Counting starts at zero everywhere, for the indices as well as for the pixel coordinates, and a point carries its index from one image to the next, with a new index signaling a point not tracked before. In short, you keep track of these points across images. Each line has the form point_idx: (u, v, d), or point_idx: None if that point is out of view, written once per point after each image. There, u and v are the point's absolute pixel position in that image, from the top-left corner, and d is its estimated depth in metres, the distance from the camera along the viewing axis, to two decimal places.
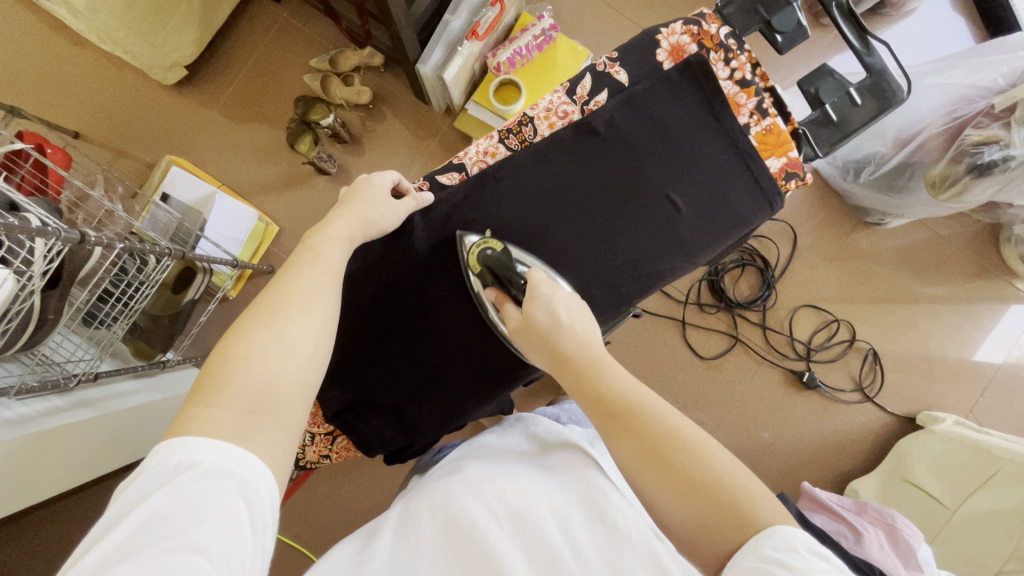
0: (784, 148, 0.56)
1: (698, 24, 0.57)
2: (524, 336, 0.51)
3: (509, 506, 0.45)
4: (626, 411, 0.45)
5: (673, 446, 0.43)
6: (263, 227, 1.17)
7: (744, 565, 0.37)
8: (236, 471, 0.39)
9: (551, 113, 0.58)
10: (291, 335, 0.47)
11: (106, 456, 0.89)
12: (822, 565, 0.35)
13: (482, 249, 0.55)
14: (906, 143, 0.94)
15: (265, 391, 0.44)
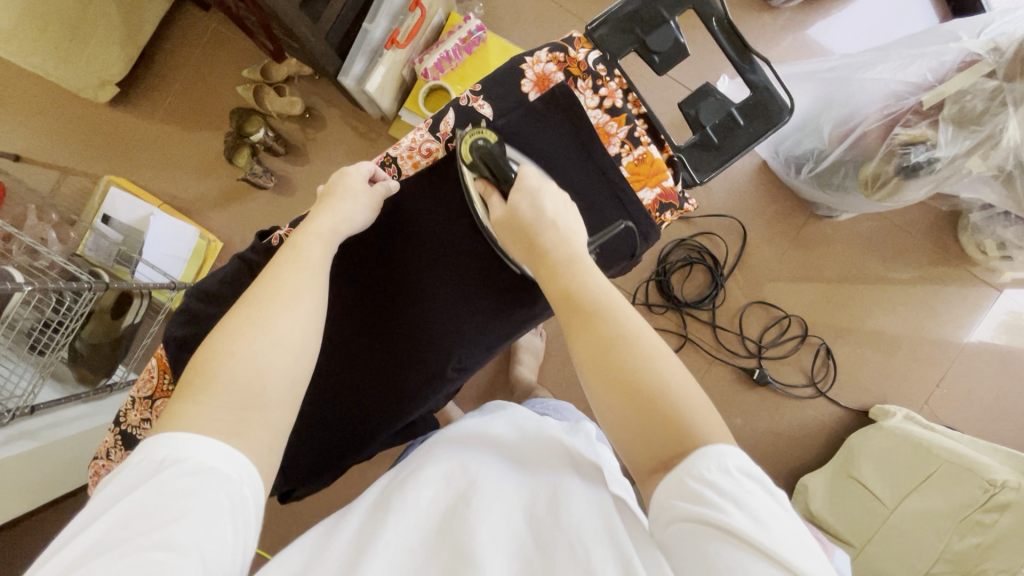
0: (658, 178, 0.55)
1: (563, 51, 0.55)
2: (507, 227, 0.50)
3: (481, 492, 0.47)
4: (609, 352, 0.42)
5: (656, 389, 0.41)
6: (205, 244, 1.16)
7: (677, 488, 0.37)
8: (217, 467, 0.38)
9: (415, 151, 0.61)
10: (275, 339, 0.45)
11: (47, 484, 0.92)
12: (751, 485, 0.36)
13: (475, 140, 0.54)
14: (843, 139, 0.90)
15: (253, 390, 0.43)
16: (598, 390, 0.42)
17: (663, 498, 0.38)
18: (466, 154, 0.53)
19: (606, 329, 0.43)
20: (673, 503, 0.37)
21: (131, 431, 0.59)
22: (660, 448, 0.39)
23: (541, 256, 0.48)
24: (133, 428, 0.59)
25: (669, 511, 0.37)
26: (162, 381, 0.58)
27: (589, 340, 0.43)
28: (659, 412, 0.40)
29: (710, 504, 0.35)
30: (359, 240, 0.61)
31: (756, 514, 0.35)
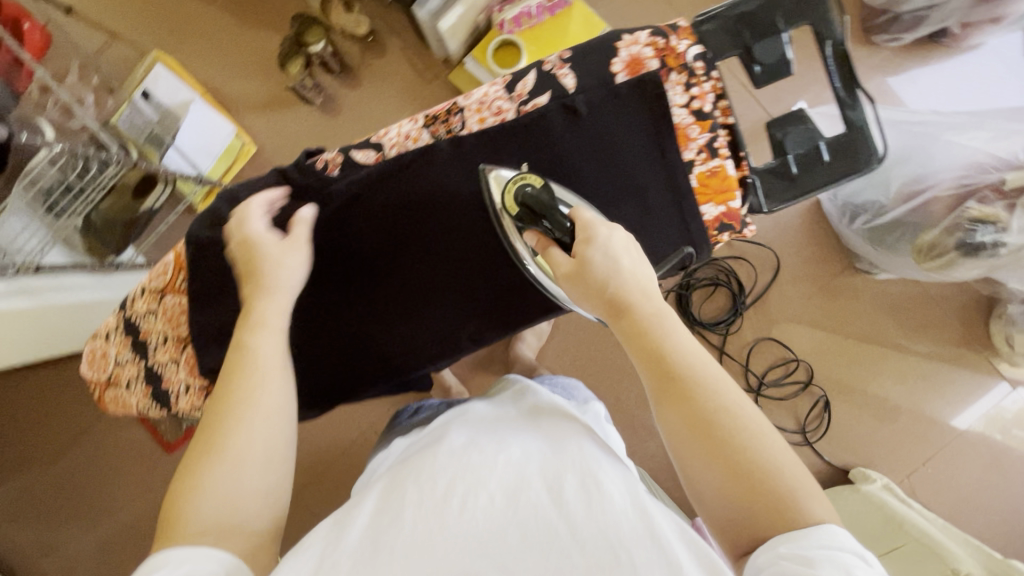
0: (725, 196, 0.52)
1: (664, 38, 0.51)
2: (578, 285, 0.46)
3: (507, 483, 0.46)
4: (689, 395, 0.43)
5: (761, 469, 0.41)
6: (239, 144, 1.14)
7: (780, 549, 0.38)
8: (200, 561, 0.39)
9: (484, 106, 0.54)
10: (237, 461, 0.45)
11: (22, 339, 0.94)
12: (856, 559, 0.37)
13: (520, 185, 0.50)
14: (909, 199, 0.87)
15: (228, 515, 0.43)
16: (676, 438, 0.43)
17: (762, 558, 0.38)
18: (511, 207, 0.50)
19: (688, 379, 0.44)
20: (775, 561, 0.37)
21: (134, 320, 0.58)
22: (746, 488, 0.41)
23: (623, 307, 0.45)
24: (136, 319, 0.58)
25: (768, 570, 0.37)
26: (174, 281, 0.57)
27: (683, 408, 0.43)
28: (753, 484, 0.41)
29: (813, 566, 0.36)
30: (397, 172, 0.55)
31: None
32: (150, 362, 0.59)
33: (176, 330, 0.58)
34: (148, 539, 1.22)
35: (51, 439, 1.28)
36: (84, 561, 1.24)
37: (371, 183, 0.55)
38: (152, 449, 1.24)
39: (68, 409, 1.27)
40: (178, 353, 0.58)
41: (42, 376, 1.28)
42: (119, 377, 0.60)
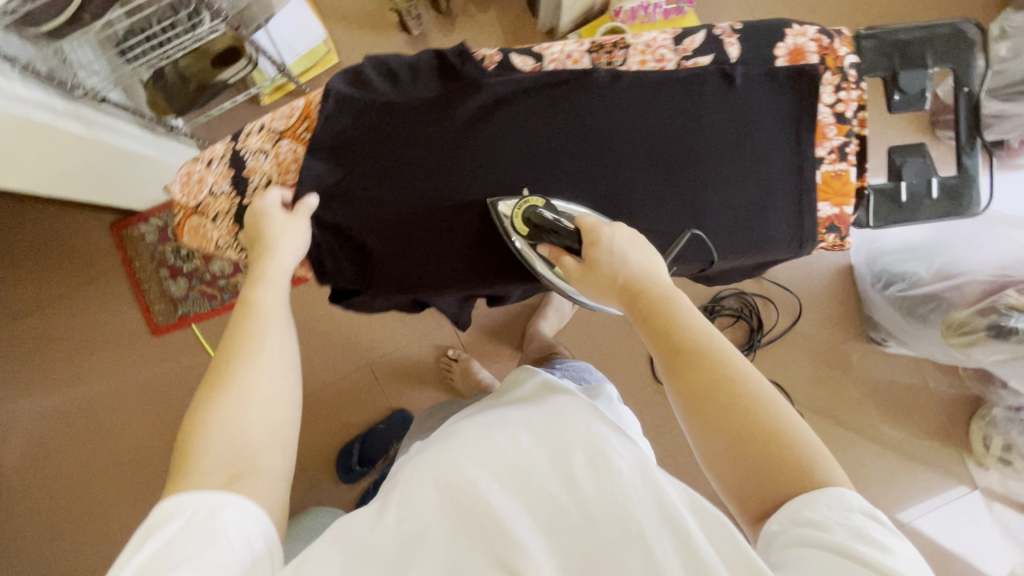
0: (843, 200, 0.55)
1: (830, 39, 0.54)
2: (590, 282, 0.50)
3: (511, 461, 0.42)
4: (713, 388, 0.42)
5: (768, 430, 0.40)
6: (325, 51, 1.13)
7: (792, 516, 0.37)
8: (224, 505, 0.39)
9: (648, 50, 0.55)
10: (246, 397, 0.44)
11: (60, 173, 0.88)
12: (871, 523, 0.36)
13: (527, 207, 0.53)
14: (945, 279, 0.93)
15: (240, 451, 0.42)
16: (704, 433, 0.42)
17: (775, 528, 0.37)
18: (522, 229, 0.52)
19: (709, 368, 0.42)
20: (784, 528, 0.37)
21: (243, 154, 0.56)
22: (774, 469, 0.39)
23: (635, 292, 0.47)
24: (245, 153, 0.56)
25: (783, 536, 0.36)
26: (299, 126, 0.55)
27: (692, 381, 0.42)
28: (775, 454, 0.40)
29: (822, 528, 0.35)
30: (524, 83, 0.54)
31: (876, 541, 0.35)
32: (245, 203, 0.56)
33: (283, 177, 0.56)
34: (106, 414, 1.16)
35: (21, 290, 1.18)
36: (25, 421, 1.16)
37: (515, 91, 0.54)
38: (132, 327, 1.18)
39: (45, 259, 1.18)
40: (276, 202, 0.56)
41: (28, 223, 1.18)
42: (204, 209, 0.57)
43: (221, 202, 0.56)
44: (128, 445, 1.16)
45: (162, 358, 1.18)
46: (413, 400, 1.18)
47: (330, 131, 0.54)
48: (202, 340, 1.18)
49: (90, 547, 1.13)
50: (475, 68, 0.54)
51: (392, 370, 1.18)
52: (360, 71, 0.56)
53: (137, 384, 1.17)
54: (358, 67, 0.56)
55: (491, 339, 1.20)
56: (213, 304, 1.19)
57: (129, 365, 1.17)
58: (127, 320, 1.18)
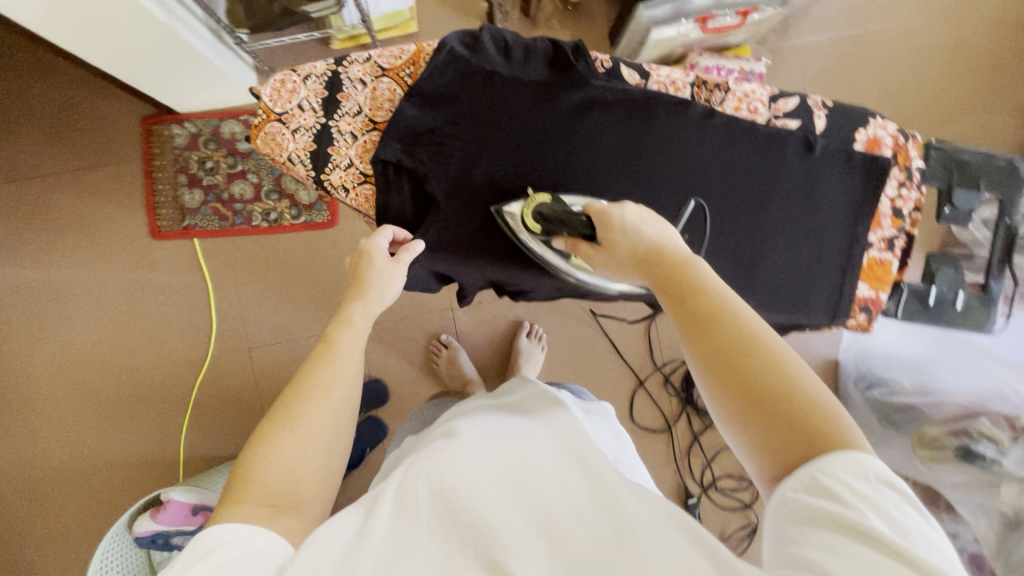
0: (880, 286, 0.62)
1: (905, 139, 0.61)
2: (608, 251, 0.52)
3: (516, 473, 0.44)
4: (734, 343, 0.41)
5: (783, 393, 0.39)
6: (407, 17, 1.13)
7: (804, 483, 0.36)
8: (255, 547, 0.39)
9: (745, 99, 0.60)
10: (306, 436, 0.46)
11: (116, 45, 0.86)
12: (890, 495, 0.35)
13: (534, 207, 0.56)
14: (925, 394, 0.98)
15: (287, 485, 0.44)
16: (719, 390, 0.41)
17: (786, 493, 0.37)
18: (533, 226, 0.56)
19: (732, 323, 0.42)
20: (795, 497, 0.36)
21: (343, 79, 0.59)
22: (796, 431, 0.38)
23: (650, 257, 0.48)
24: (345, 80, 0.59)
25: (802, 507, 0.35)
26: (404, 69, 0.59)
27: (710, 341, 0.42)
28: (794, 416, 0.38)
29: (843, 503, 0.34)
30: (623, 100, 0.59)
31: (896, 517, 0.33)
32: (330, 123, 0.59)
33: (374, 111, 0.59)
34: (86, 302, 1.15)
35: (25, 155, 1.13)
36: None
37: (619, 100, 0.59)
38: (134, 224, 1.15)
39: (60, 130, 1.13)
40: (360, 131, 0.59)
41: (55, 90, 1.13)
42: (287, 118, 0.58)
43: (307, 116, 0.59)
44: (103, 339, 1.16)
45: (156, 264, 1.16)
46: (392, 372, 1.18)
47: (434, 82, 0.58)
48: (200, 257, 1.16)
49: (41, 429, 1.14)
50: (587, 68, 0.59)
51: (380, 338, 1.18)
52: (478, 36, 0.59)
53: (124, 282, 1.16)
54: (476, 31, 0.59)
55: (484, 336, 1.20)
56: (221, 224, 1.16)
57: (122, 261, 1.15)
58: (131, 217, 1.15)
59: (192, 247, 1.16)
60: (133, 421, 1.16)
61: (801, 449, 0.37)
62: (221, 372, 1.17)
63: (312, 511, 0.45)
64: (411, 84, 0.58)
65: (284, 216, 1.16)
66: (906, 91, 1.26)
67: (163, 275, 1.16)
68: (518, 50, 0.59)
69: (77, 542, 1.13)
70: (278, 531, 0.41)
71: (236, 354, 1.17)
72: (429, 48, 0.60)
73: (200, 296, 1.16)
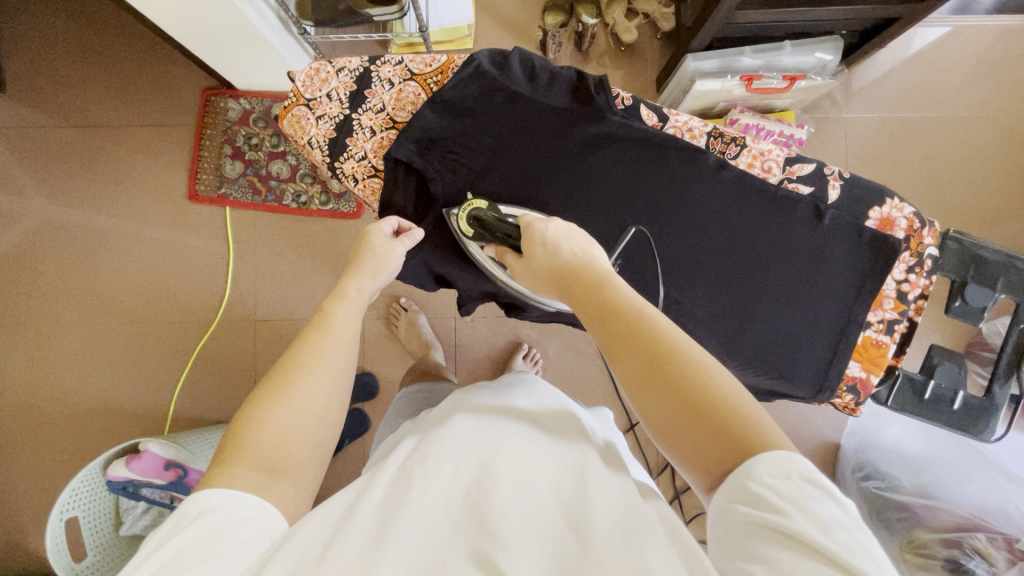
0: (871, 367, 0.60)
1: (921, 224, 0.59)
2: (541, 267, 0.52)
3: (503, 461, 0.44)
4: (656, 358, 0.42)
5: (704, 400, 0.40)
6: (464, 34, 1.18)
7: (737, 491, 0.36)
8: (251, 516, 0.39)
9: (759, 158, 0.60)
10: (301, 402, 0.46)
11: (191, 20, 0.93)
12: (812, 492, 0.35)
13: (469, 213, 0.59)
14: (923, 497, 0.93)
15: (280, 450, 0.44)
16: (648, 406, 0.42)
17: (724, 504, 0.37)
18: (468, 229, 0.59)
19: (655, 336, 0.43)
20: (733, 508, 0.36)
21: (372, 77, 0.61)
22: (721, 439, 0.38)
23: (577, 272, 0.50)
24: (374, 78, 0.61)
25: (743, 518, 0.35)
26: (431, 77, 0.61)
27: (634, 356, 0.43)
28: (717, 423, 0.39)
29: (777, 509, 0.34)
30: (637, 139, 0.60)
31: (821, 516, 0.34)
32: (353, 117, 0.62)
33: (397, 111, 0.62)
34: (116, 250, 1.22)
35: (92, 105, 1.22)
36: (41, 222, 1.21)
37: (633, 138, 0.60)
38: (175, 185, 1.22)
39: (127, 88, 1.21)
40: (380, 128, 0.62)
41: (131, 51, 1.22)
42: (314, 104, 0.61)
43: (332, 106, 0.62)
44: (123, 286, 1.21)
45: (187, 226, 1.21)
46: (385, 368, 1.20)
47: (456, 91, 0.60)
48: (228, 226, 1.21)
49: (51, 360, 1.20)
50: (605, 99, 0.59)
51: (380, 334, 1.21)
52: (508, 56, 0.60)
53: (154, 237, 1.22)
54: (505, 51, 0.60)
55: (482, 350, 1.20)
56: (254, 199, 1.21)
57: (157, 217, 1.22)
58: (174, 178, 1.22)
59: (223, 216, 1.21)
60: (133, 369, 1.20)
61: (728, 456, 0.38)
62: (224, 339, 1.21)
63: (307, 478, 0.45)
64: (434, 90, 0.61)
65: (313, 201, 1.21)
66: (951, 182, 1.23)
67: (191, 237, 1.21)
68: (543, 75, 0.60)
69: (59, 475, 1.17)
70: (267, 496, 0.41)
71: (242, 324, 1.21)
72: (460, 60, 0.62)
73: (221, 263, 1.21)
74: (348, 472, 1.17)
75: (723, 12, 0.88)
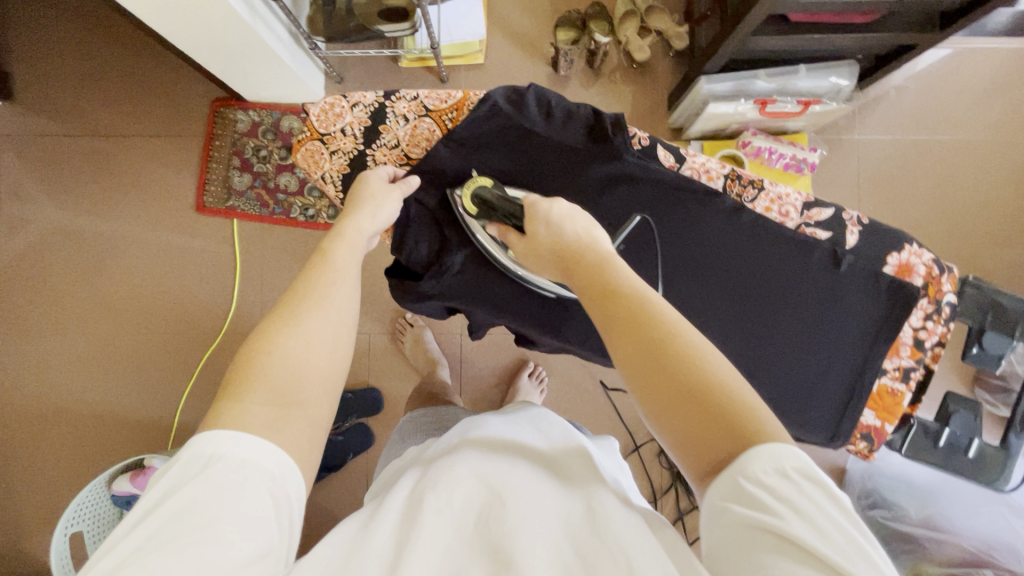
0: (886, 415, 0.61)
1: (938, 270, 0.60)
2: (533, 252, 0.52)
3: (517, 493, 0.44)
4: (656, 341, 0.40)
5: (702, 385, 0.38)
6: (475, 49, 1.17)
7: (729, 490, 0.35)
8: (263, 466, 0.38)
9: (776, 201, 0.61)
10: (309, 334, 0.45)
11: (203, 34, 0.93)
12: (810, 490, 0.34)
13: (473, 189, 0.57)
14: (929, 528, 0.92)
15: (291, 383, 0.43)
16: (645, 390, 0.39)
17: (716, 501, 0.36)
18: (473, 209, 0.56)
19: (654, 318, 0.41)
20: (728, 508, 0.35)
21: (386, 112, 0.61)
22: (719, 427, 0.37)
23: (576, 251, 0.48)
24: (389, 113, 0.61)
25: (734, 518, 0.34)
26: (447, 113, 0.60)
27: (632, 335, 0.40)
28: (712, 408, 0.37)
29: (771, 511, 0.33)
30: (653, 183, 0.60)
31: (816, 517, 0.33)
32: (366, 152, 0.62)
33: (411, 148, 0.62)
34: (121, 260, 1.21)
35: (99, 113, 1.21)
36: (46, 230, 1.21)
37: (650, 180, 0.60)
38: (181, 195, 1.21)
39: (135, 96, 1.21)
40: (394, 164, 0.62)
41: (140, 60, 1.21)
42: (327, 139, 0.61)
43: (347, 142, 0.61)
44: (127, 296, 1.21)
45: (192, 236, 1.21)
46: (389, 383, 1.20)
47: (471, 130, 0.59)
48: (234, 237, 1.21)
49: (55, 369, 1.20)
50: (621, 139, 0.59)
51: (385, 348, 1.20)
52: (523, 93, 0.59)
53: (160, 247, 1.21)
54: (522, 88, 0.59)
55: (487, 367, 1.20)
56: (261, 210, 1.21)
57: (163, 227, 1.21)
58: (182, 188, 1.21)
59: (230, 227, 1.21)
60: (138, 379, 1.20)
61: (725, 446, 0.36)
62: (228, 351, 1.20)
63: (321, 413, 0.43)
64: (449, 127, 0.60)
65: (321, 214, 1.21)
66: (962, 206, 1.21)
67: (197, 248, 1.21)
68: (557, 112, 0.60)
69: (63, 484, 1.18)
70: (278, 440, 0.40)
71: (247, 335, 1.20)
72: (475, 97, 0.61)
73: (226, 274, 1.21)
74: (350, 486, 1.17)
75: (738, 37, 0.88)
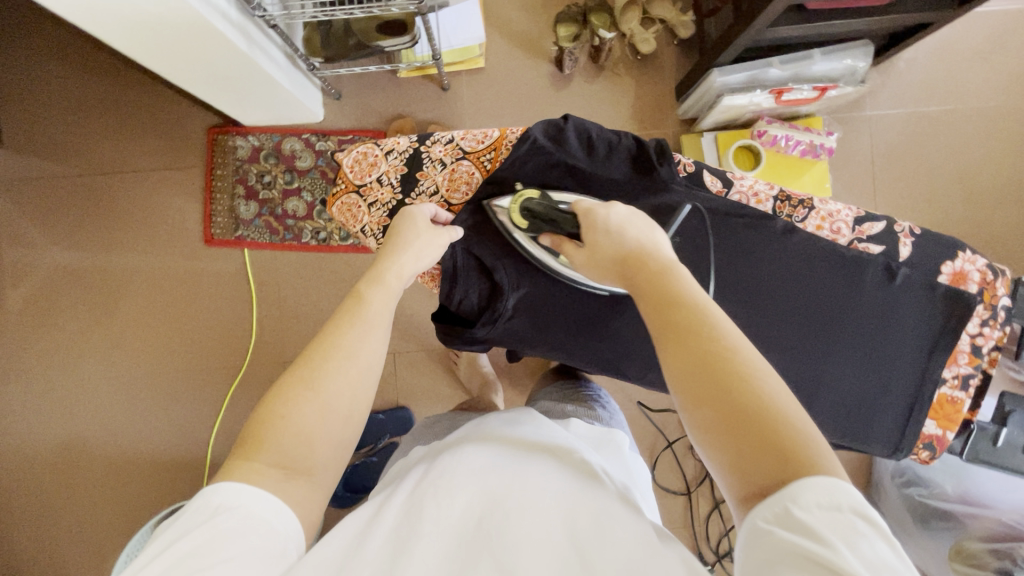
0: (946, 423, 0.63)
1: (991, 275, 0.63)
2: (597, 267, 0.52)
3: (521, 498, 0.43)
4: (712, 359, 0.39)
5: (757, 408, 0.37)
6: (476, 53, 1.13)
7: (776, 514, 0.33)
8: (275, 528, 0.38)
9: (827, 219, 0.63)
10: (328, 399, 0.44)
11: (197, 65, 0.89)
12: (863, 527, 0.31)
13: (522, 201, 0.57)
14: (966, 502, 0.93)
15: (300, 449, 0.42)
16: (696, 405, 0.39)
17: (759, 522, 0.34)
18: (521, 221, 0.57)
19: (714, 339, 0.40)
20: (768, 529, 0.33)
21: (423, 157, 0.62)
22: (771, 449, 0.35)
23: (638, 259, 0.48)
24: (425, 158, 0.62)
25: (771, 536, 0.32)
26: (484, 154, 0.62)
27: (690, 354, 0.40)
28: (765, 426, 0.36)
29: (817, 538, 0.31)
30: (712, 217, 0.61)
31: (867, 557, 0.30)
32: (405, 201, 0.63)
33: (451, 193, 0.63)
34: (130, 297, 1.19)
35: (89, 148, 1.17)
36: (49, 272, 1.18)
37: (707, 211, 0.61)
38: (183, 226, 1.18)
39: (125, 127, 1.17)
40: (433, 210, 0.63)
41: (126, 88, 1.17)
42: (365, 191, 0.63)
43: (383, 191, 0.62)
44: (141, 333, 1.19)
45: (200, 268, 1.19)
46: (416, 400, 1.19)
47: (515, 171, 0.60)
48: (246, 266, 1.18)
49: (76, 412, 1.19)
50: (668, 169, 0.60)
51: (410, 366, 1.20)
52: (563, 128, 0.61)
53: (167, 281, 1.19)
54: (561, 123, 0.61)
55: (515, 377, 1.20)
56: (270, 237, 1.18)
57: (169, 260, 1.19)
58: (185, 221, 1.18)
59: (239, 256, 1.18)
60: (159, 416, 1.19)
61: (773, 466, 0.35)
62: (249, 380, 1.19)
63: (329, 477, 0.43)
64: (491, 170, 0.61)
65: (333, 236, 1.18)
66: (976, 177, 1.21)
67: (206, 279, 1.19)
68: (601, 146, 0.61)
69: (97, 529, 1.17)
70: (287, 499, 0.39)
71: (267, 364, 1.19)
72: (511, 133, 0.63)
73: (239, 303, 1.19)
74: None
75: (752, 30, 0.85)
